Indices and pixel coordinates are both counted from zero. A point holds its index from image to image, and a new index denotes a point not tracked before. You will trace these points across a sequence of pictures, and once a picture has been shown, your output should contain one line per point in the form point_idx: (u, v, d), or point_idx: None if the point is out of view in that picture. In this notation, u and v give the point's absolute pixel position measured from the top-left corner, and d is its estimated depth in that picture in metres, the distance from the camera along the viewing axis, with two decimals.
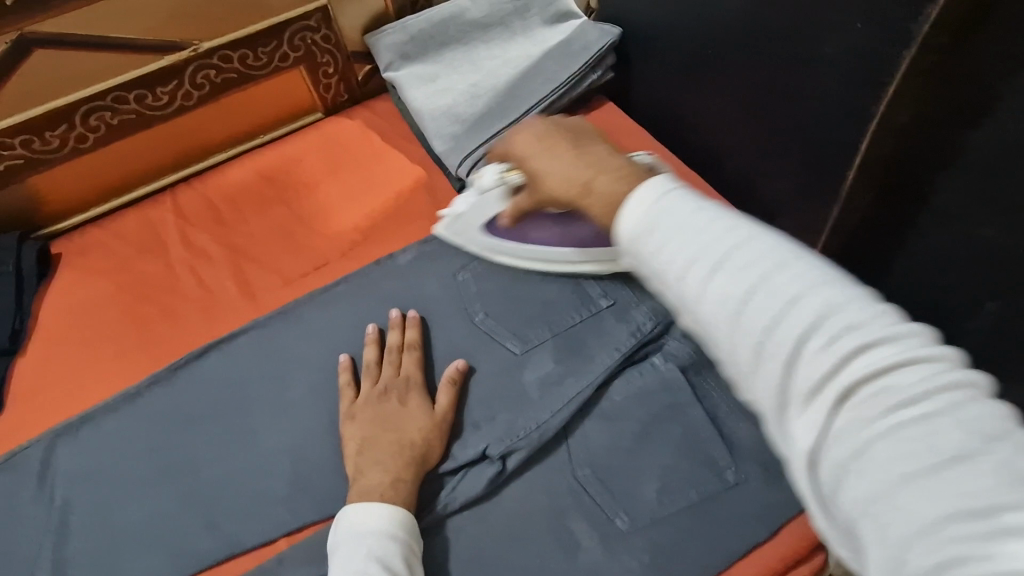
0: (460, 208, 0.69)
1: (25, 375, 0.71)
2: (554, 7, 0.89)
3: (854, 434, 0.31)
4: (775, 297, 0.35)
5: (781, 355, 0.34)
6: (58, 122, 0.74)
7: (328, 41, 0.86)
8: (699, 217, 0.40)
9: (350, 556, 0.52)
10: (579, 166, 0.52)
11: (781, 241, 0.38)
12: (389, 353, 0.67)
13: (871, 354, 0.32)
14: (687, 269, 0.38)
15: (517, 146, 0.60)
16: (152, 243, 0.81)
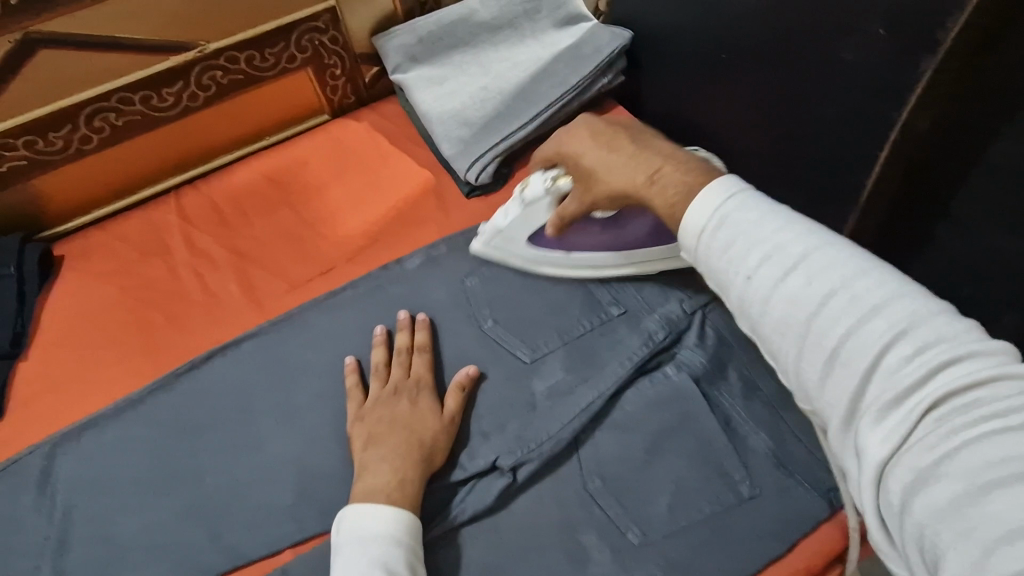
0: (501, 223, 0.69)
1: (26, 380, 0.70)
2: (565, 10, 0.88)
3: (934, 444, 0.35)
4: (856, 314, 0.41)
5: (858, 358, 0.40)
6: (62, 122, 0.72)
7: (336, 42, 0.85)
8: (782, 234, 0.46)
9: (352, 560, 0.51)
10: (642, 164, 0.58)
11: (864, 261, 0.43)
12: (398, 354, 0.67)
13: (953, 371, 0.36)
14: (769, 279, 0.45)
15: (570, 146, 0.64)
16: (156, 246, 0.80)
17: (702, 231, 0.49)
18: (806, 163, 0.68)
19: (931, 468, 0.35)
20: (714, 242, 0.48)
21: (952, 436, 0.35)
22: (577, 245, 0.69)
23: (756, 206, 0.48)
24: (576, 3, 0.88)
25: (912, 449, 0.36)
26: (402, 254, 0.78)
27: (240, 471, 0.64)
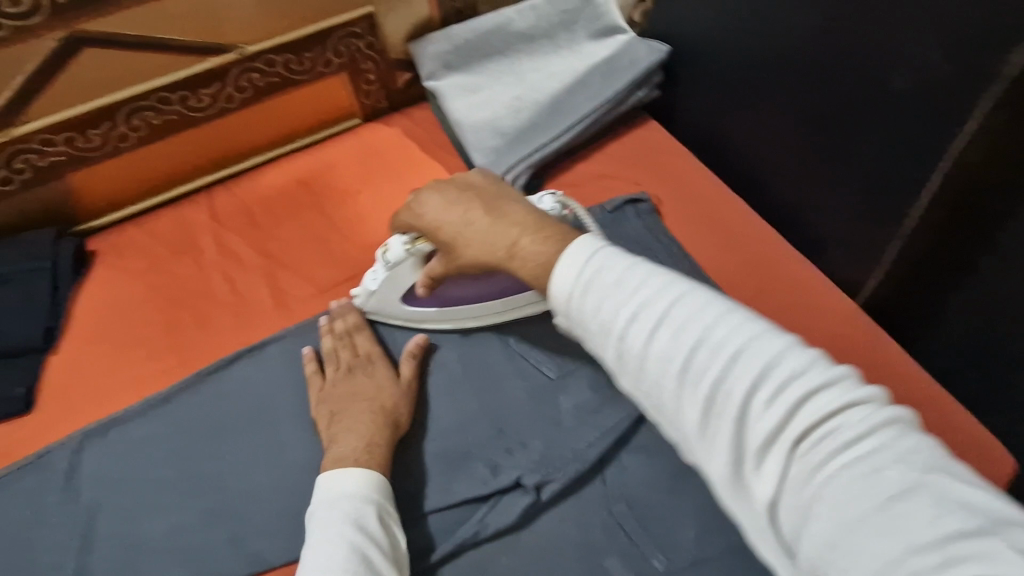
0: (372, 288, 0.68)
1: (55, 374, 0.70)
2: (601, 21, 0.88)
3: (807, 481, 0.35)
4: (720, 355, 0.40)
5: (721, 404, 0.39)
6: (102, 120, 0.73)
7: (373, 48, 0.85)
8: (638, 279, 0.45)
9: (327, 520, 0.53)
10: (498, 233, 0.56)
11: (712, 297, 0.44)
12: (338, 338, 0.69)
13: (814, 401, 0.37)
14: (634, 331, 0.43)
15: (425, 210, 0.61)
16: (186, 245, 0.80)
17: (568, 290, 0.47)
18: (847, 190, 0.68)
19: (812, 514, 0.34)
20: (579, 297, 0.47)
21: (821, 474, 0.35)
22: (451, 301, 0.68)
23: (609, 252, 0.48)
24: (612, 15, 0.87)
25: (791, 494, 0.36)
26: None
27: (264, 476, 0.64)
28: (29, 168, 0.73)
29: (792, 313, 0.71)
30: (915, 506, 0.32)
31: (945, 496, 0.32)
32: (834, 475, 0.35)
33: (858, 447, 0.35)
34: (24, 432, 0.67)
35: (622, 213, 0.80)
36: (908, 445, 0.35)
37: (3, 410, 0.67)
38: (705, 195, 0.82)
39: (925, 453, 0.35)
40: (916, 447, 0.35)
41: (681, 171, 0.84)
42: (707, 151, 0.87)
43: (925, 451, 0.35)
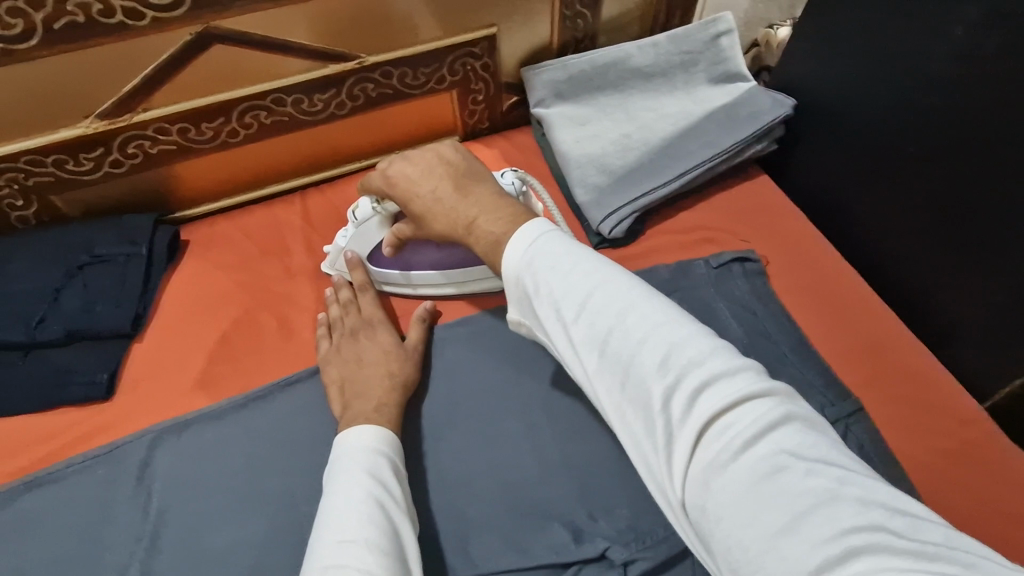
0: (343, 244, 0.72)
1: (139, 363, 0.70)
2: (723, 67, 0.84)
3: (710, 473, 0.36)
4: (631, 342, 0.41)
5: (635, 394, 0.40)
6: (216, 114, 0.73)
7: (487, 69, 0.83)
8: (564, 263, 0.45)
9: (344, 471, 0.52)
10: (462, 206, 0.55)
11: (626, 280, 0.44)
12: (344, 296, 0.72)
13: (714, 390, 0.37)
14: (560, 318, 0.44)
15: (395, 176, 0.60)
16: (276, 246, 0.79)
17: (516, 275, 0.47)
18: (997, 281, 0.64)
19: (713, 506, 0.35)
20: (520, 281, 0.46)
21: (722, 465, 0.35)
22: (413, 266, 0.72)
23: (549, 234, 0.47)
24: (736, 61, 0.83)
25: (690, 482, 0.36)
26: None
27: None
28: (140, 153, 0.73)
29: (912, 409, 0.65)
30: (809, 498, 0.33)
31: (840, 490, 0.33)
32: (735, 468, 0.35)
33: (755, 440, 0.35)
34: (104, 419, 0.66)
35: (728, 270, 0.75)
36: (800, 434, 0.36)
37: (85, 394, 0.66)
38: (815, 261, 0.77)
39: (816, 443, 0.36)
40: (806, 436, 0.36)
41: (794, 232, 0.79)
42: (825, 215, 0.84)
43: (812, 438, 0.36)
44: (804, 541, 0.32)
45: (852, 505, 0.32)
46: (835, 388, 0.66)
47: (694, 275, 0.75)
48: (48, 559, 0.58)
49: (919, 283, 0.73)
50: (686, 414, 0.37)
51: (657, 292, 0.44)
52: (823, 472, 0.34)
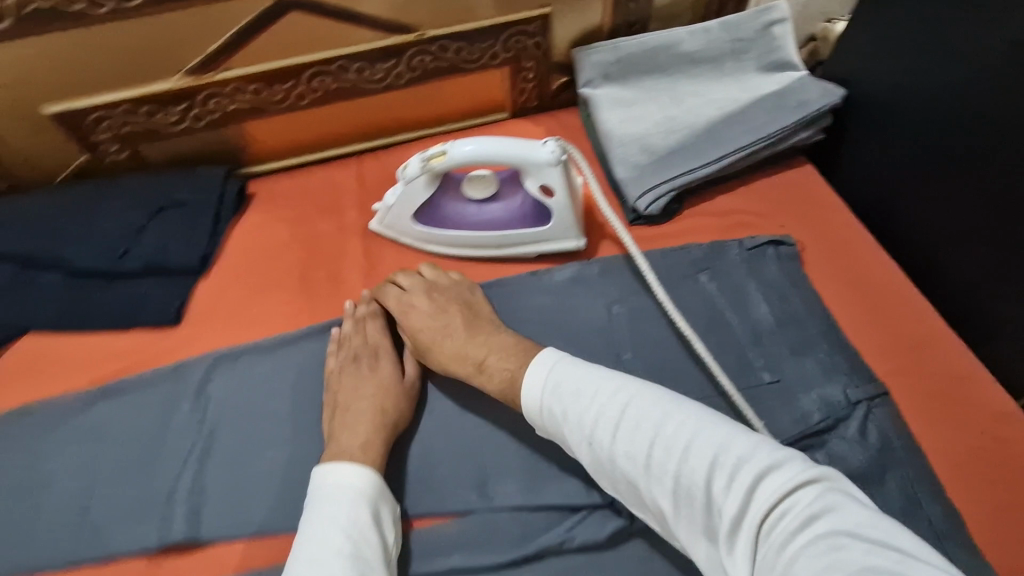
0: (390, 202, 0.75)
1: (203, 297, 0.77)
2: (775, 56, 0.84)
3: (773, 560, 0.41)
4: (678, 449, 0.49)
5: (690, 498, 0.47)
6: (287, 78, 0.79)
7: (539, 48, 0.86)
8: (604, 382, 0.56)
9: (320, 512, 0.54)
10: (466, 354, 0.65)
11: (661, 394, 0.54)
12: (355, 322, 0.71)
13: (763, 481, 0.44)
14: (607, 434, 0.53)
15: (410, 310, 0.69)
16: (331, 203, 0.85)
17: (538, 400, 0.58)
18: None
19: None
20: (546, 406, 0.57)
21: (781, 549, 0.40)
22: (455, 225, 0.76)
23: (564, 360, 0.59)
24: (788, 51, 0.84)
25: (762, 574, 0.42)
26: (553, 264, 0.77)
27: None
28: (218, 110, 0.81)
29: (943, 401, 0.64)
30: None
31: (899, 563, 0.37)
32: (792, 550, 0.40)
33: (811, 521, 0.41)
34: (171, 343, 0.73)
35: (762, 253, 0.75)
36: (852, 514, 0.40)
37: (158, 319, 0.74)
38: (853, 250, 0.76)
39: (872, 522, 0.40)
40: (858, 516, 0.40)
41: (833, 221, 0.79)
42: (868, 208, 0.83)
43: (864, 516, 0.40)
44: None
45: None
46: (861, 372, 0.66)
47: (727, 257, 0.75)
48: (112, 462, 0.64)
49: (961, 280, 0.71)
50: (739, 508, 0.44)
51: (694, 403, 0.53)
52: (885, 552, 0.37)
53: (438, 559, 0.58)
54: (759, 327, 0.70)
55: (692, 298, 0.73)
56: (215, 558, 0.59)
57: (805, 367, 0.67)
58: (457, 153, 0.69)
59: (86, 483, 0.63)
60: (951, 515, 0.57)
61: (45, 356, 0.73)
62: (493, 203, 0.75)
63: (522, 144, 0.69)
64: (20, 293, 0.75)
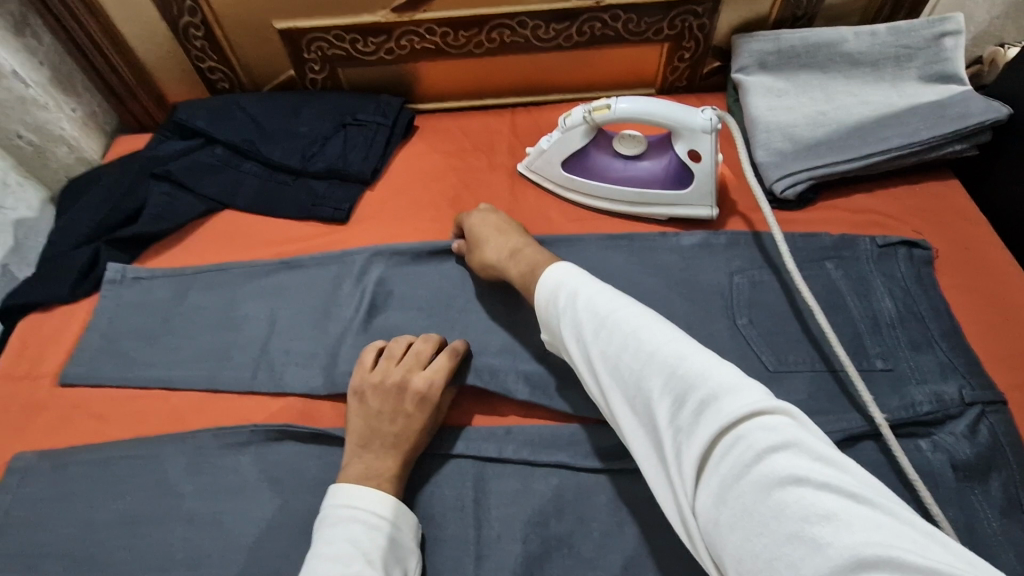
0: (544, 147, 0.83)
1: (370, 204, 0.89)
2: (941, 66, 0.85)
3: (719, 485, 0.43)
4: (646, 363, 0.51)
5: (650, 412, 0.50)
6: (472, 26, 0.89)
7: (702, 29, 0.91)
8: (597, 296, 0.58)
9: (337, 530, 0.56)
10: (501, 244, 0.73)
11: (643, 310, 0.56)
12: (406, 359, 0.68)
13: (717, 405, 0.45)
14: (589, 338, 0.56)
15: (474, 220, 0.77)
16: (485, 144, 0.95)
17: (541, 301, 0.63)
18: None
19: (723, 515, 0.42)
20: (548, 307, 0.62)
21: (728, 473, 0.43)
22: (598, 177, 0.83)
23: (570, 271, 0.63)
24: (956, 63, 0.84)
25: (705, 496, 0.44)
26: (682, 229, 0.82)
27: (495, 340, 0.74)
28: (407, 47, 0.92)
29: None
30: (813, 516, 0.38)
31: (840, 502, 0.38)
32: (740, 477, 0.42)
33: (759, 452, 0.42)
34: (340, 236, 0.85)
35: (894, 252, 0.77)
36: (804, 451, 0.41)
37: (331, 215, 0.86)
38: (986, 266, 0.77)
39: (824, 462, 0.41)
40: (808, 452, 0.41)
41: (973, 236, 0.79)
42: (1017, 231, 0.81)
43: (817, 454, 0.41)
44: (811, 551, 0.37)
45: (859, 520, 0.37)
46: (981, 378, 0.66)
47: (858, 249, 0.77)
48: (288, 320, 0.78)
49: None
50: (694, 430, 0.46)
51: (669, 322, 0.55)
52: (831, 490, 0.39)
53: (547, 452, 0.66)
54: (881, 318, 0.72)
55: (816, 280, 0.75)
56: None
57: (921, 363, 0.68)
58: (621, 109, 0.76)
59: (269, 330, 0.77)
60: None
61: (240, 227, 0.87)
62: (641, 162, 0.82)
63: (682, 110, 0.75)
64: (227, 172, 0.90)
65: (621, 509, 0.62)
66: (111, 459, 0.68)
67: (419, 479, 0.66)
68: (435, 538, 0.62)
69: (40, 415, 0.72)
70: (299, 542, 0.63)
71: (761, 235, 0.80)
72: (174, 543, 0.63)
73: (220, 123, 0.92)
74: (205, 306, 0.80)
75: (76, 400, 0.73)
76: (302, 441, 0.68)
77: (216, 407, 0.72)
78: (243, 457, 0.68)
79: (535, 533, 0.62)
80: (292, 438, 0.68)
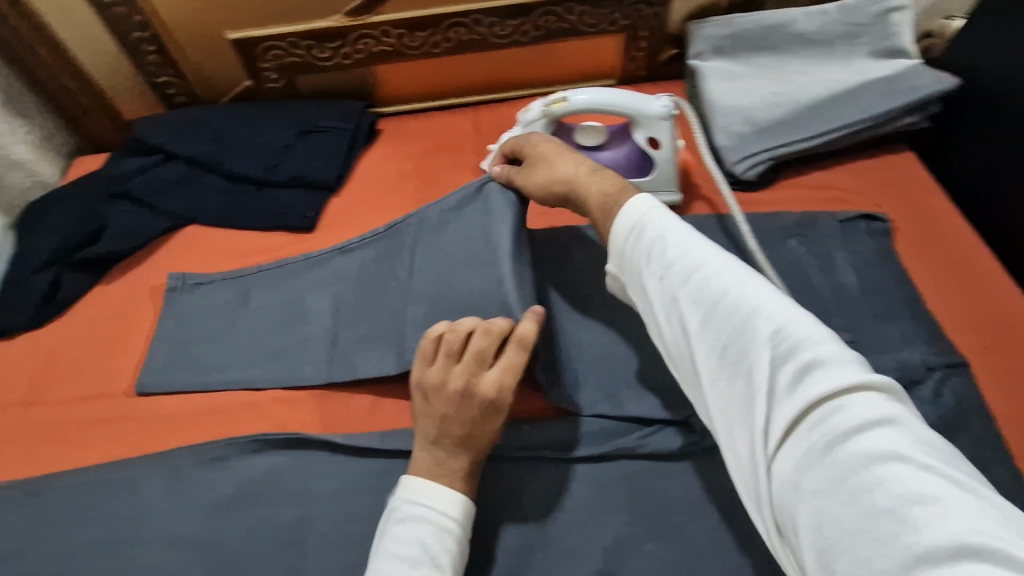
0: (506, 143, 0.83)
1: (336, 211, 0.88)
2: (889, 42, 0.87)
3: (812, 450, 0.43)
4: (740, 318, 0.50)
5: (737, 367, 0.49)
6: (428, 26, 0.89)
7: (656, 18, 0.93)
8: (687, 245, 0.56)
9: (406, 528, 0.56)
10: (568, 166, 0.69)
11: (737, 262, 0.54)
12: (466, 358, 0.61)
13: (824, 372, 0.45)
14: (676, 285, 0.55)
15: (531, 146, 0.73)
16: (449, 144, 0.94)
17: (616, 243, 0.61)
18: None
19: (808, 480, 0.43)
20: (624, 250, 0.60)
21: (825, 440, 0.43)
22: None
23: (655, 212, 0.60)
24: (903, 38, 0.86)
25: (789, 458, 0.44)
26: None
27: None
28: (364, 51, 0.91)
29: None
30: (913, 498, 0.39)
31: (937, 482, 0.39)
32: (838, 447, 0.42)
33: (863, 426, 0.42)
34: (307, 245, 0.85)
35: (854, 227, 0.78)
36: (907, 432, 0.42)
37: (298, 223, 0.86)
38: (945, 234, 0.79)
39: (925, 445, 0.42)
40: (910, 433, 0.42)
41: (931, 206, 0.81)
42: (970, 198, 0.84)
43: (918, 437, 0.42)
44: (903, 526, 0.38)
45: (961, 507, 0.38)
46: (942, 342, 0.68)
47: (819, 226, 0.78)
48: (295, 311, 0.77)
49: None
50: (791, 392, 0.45)
51: (766, 278, 0.53)
52: (933, 474, 0.40)
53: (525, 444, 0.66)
54: (844, 291, 0.73)
55: (780, 258, 0.76)
56: (338, 414, 0.70)
57: (886, 332, 0.70)
58: (578, 100, 0.76)
59: (241, 343, 0.76)
60: (1017, 478, 0.60)
61: (206, 242, 0.86)
62: (602, 151, 0.82)
63: (638, 98, 0.76)
64: (189, 186, 0.89)
65: (599, 497, 0.63)
66: (84, 484, 0.67)
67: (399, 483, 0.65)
68: None
69: (9, 446, 0.71)
70: (281, 554, 0.62)
71: (725, 218, 0.81)
72: (154, 565, 0.62)
73: (177, 137, 0.90)
74: (183, 314, 0.79)
75: (45, 427, 0.72)
76: (277, 452, 0.68)
77: (189, 424, 0.71)
78: (218, 473, 0.67)
79: (516, 527, 0.62)
80: (267, 451, 0.68)
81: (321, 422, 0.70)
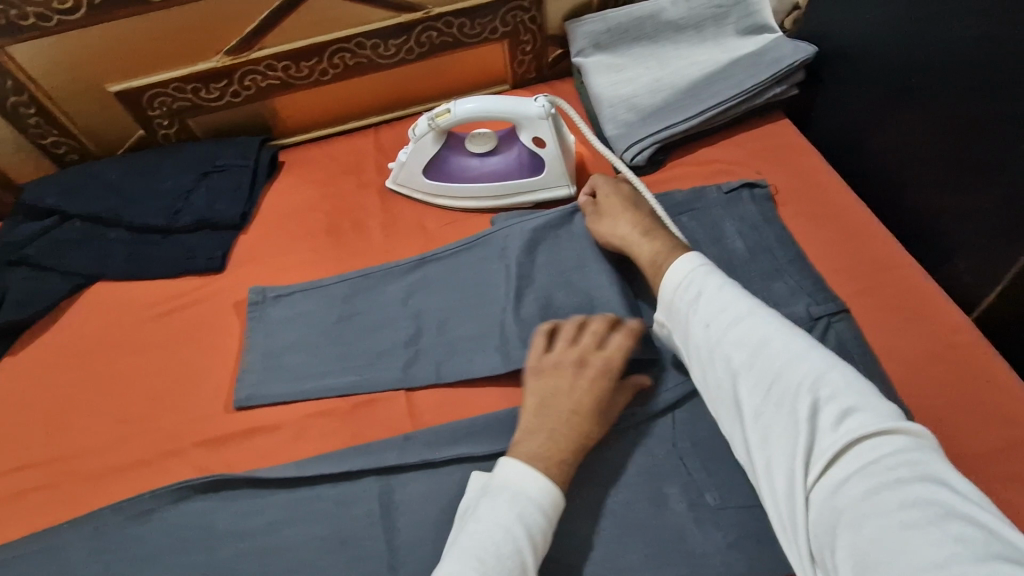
0: (403, 159, 0.86)
1: (244, 247, 0.88)
2: (752, 19, 0.91)
3: (851, 481, 0.47)
4: (781, 364, 0.56)
5: (778, 407, 0.54)
6: (312, 55, 0.90)
7: (534, 22, 0.96)
8: (731, 298, 0.62)
9: (497, 508, 0.57)
10: (648, 213, 0.76)
11: (781, 319, 0.60)
12: (581, 338, 0.67)
13: (862, 416, 0.50)
14: (721, 333, 0.60)
15: (611, 188, 0.80)
16: (353, 166, 0.96)
17: (664, 295, 0.67)
18: (982, 200, 0.69)
19: (844, 506, 0.47)
20: (671, 300, 0.66)
21: (862, 474, 0.47)
22: (460, 177, 0.86)
23: (709, 267, 0.66)
24: (764, 13, 0.91)
25: (827, 488, 0.48)
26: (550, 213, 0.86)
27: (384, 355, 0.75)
28: (253, 86, 0.92)
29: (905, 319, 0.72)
30: (943, 526, 0.42)
31: (961, 515, 0.43)
32: (873, 480, 0.47)
33: (894, 463, 0.47)
34: (218, 286, 0.85)
35: (738, 195, 0.83)
36: (938, 472, 0.46)
37: (206, 265, 0.85)
38: (823, 193, 0.84)
39: (953, 483, 0.45)
40: (942, 472, 0.46)
41: (809, 168, 0.86)
42: (843, 154, 0.90)
43: (949, 477, 0.46)
44: (931, 546, 0.41)
45: (988, 537, 0.41)
46: (825, 291, 0.73)
47: (706, 199, 0.83)
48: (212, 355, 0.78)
49: (922, 212, 0.79)
50: (829, 431, 0.50)
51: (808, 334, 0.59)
52: (963, 509, 0.43)
53: (448, 448, 0.67)
54: (734, 257, 0.77)
55: None
56: (262, 449, 0.71)
57: (773, 289, 0.74)
58: (460, 111, 0.79)
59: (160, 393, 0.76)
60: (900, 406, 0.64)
61: (115, 297, 0.85)
62: (494, 156, 0.86)
63: (517, 101, 0.79)
64: (92, 244, 0.88)
65: None
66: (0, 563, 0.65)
67: (326, 507, 0.66)
68: (347, 557, 0.63)
69: None
70: None
71: None
72: None
73: (72, 196, 0.89)
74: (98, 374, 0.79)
75: None
76: (201, 496, 0.67)
77: (111, 483, 0.70)
78: (143, 527, 0.66)
79: (445, 531, 0.63)
80: (191, 497, 0.67)
81: (245, 459, 0.71)
